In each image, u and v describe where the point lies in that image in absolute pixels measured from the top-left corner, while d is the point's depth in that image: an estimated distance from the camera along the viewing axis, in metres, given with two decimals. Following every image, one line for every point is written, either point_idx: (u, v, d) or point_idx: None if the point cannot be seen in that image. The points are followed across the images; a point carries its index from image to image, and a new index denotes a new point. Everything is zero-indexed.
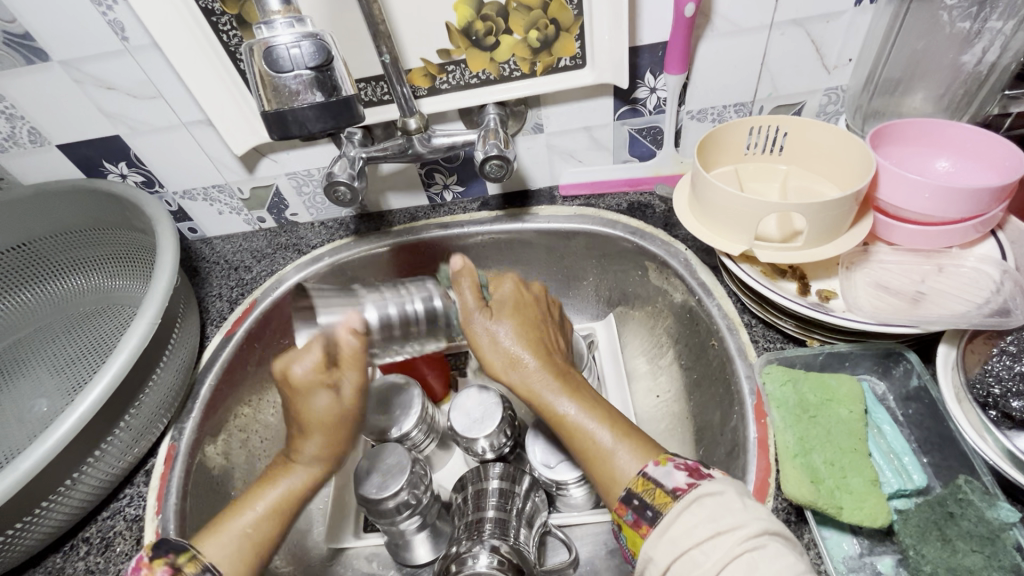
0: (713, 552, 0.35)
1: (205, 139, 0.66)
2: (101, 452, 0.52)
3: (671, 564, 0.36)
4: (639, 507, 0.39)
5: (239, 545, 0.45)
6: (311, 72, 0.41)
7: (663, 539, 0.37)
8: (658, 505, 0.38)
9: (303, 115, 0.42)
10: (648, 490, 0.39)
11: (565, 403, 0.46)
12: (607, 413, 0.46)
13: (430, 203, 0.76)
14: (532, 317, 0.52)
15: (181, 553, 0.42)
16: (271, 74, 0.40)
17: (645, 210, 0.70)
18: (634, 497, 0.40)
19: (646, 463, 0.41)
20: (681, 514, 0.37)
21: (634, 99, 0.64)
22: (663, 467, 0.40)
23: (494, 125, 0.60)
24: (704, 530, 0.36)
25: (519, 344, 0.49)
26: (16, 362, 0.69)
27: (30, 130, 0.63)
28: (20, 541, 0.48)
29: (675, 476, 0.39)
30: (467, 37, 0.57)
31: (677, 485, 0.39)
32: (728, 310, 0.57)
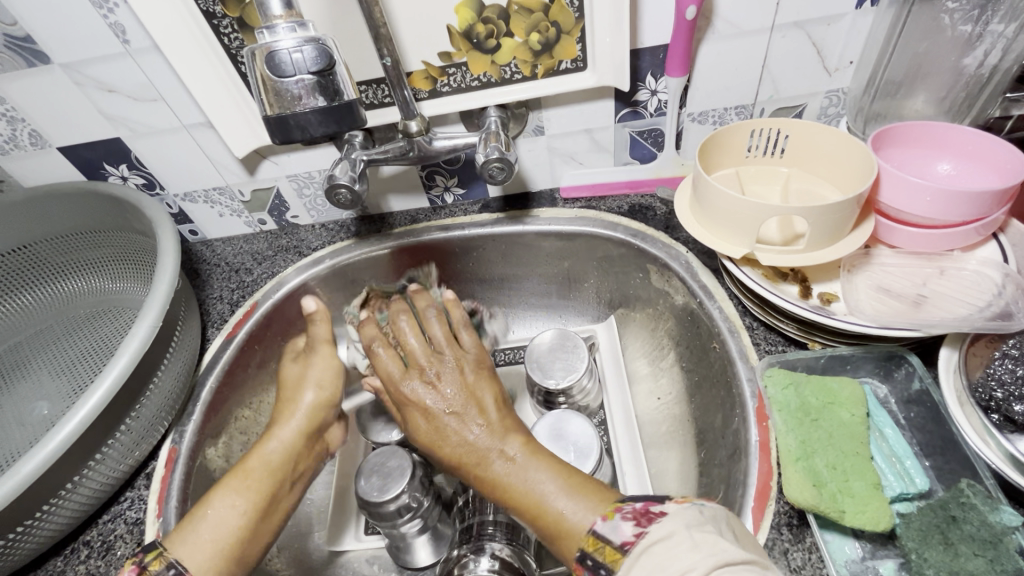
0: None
1: (205, 142, 0.66)
2: (101, 456, 0.51)
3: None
4: (592, 567, 0.36)
5: (210, 543, 0.46)
6: (313, 76, 0.41)
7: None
8: (609, 563, 0.36)
9: (306, 119, 0.42)
10: (598, 548, 0.37)
11: (505, 469, 0.45)
12: (552, 463, 0.45)
13: (431, 205, 0.76)
14: (466, 375, 0.52)
15: (148, 552, 0.43)
16: (273, 78, 0.40)
17: (646, 212, 0.70)
18: (587, 557, 0.37)
19: (593, 518, 0.39)
20: (631, 569, 0.34)
21: (636, 102, 0.64)
22: (611, 521, 0.38)
23: (495, 128, 0.60)
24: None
25: (439, 401, 0.50)
26: (17, 365, 0.69)
27: (31, 133, 0.63)
28: (21, 545, 0.48)
29: (623, 529, 0.37)
30: (468, 40, 0.57)
31: (625, 538, 0.36)
32: (730, 313, 0.57)
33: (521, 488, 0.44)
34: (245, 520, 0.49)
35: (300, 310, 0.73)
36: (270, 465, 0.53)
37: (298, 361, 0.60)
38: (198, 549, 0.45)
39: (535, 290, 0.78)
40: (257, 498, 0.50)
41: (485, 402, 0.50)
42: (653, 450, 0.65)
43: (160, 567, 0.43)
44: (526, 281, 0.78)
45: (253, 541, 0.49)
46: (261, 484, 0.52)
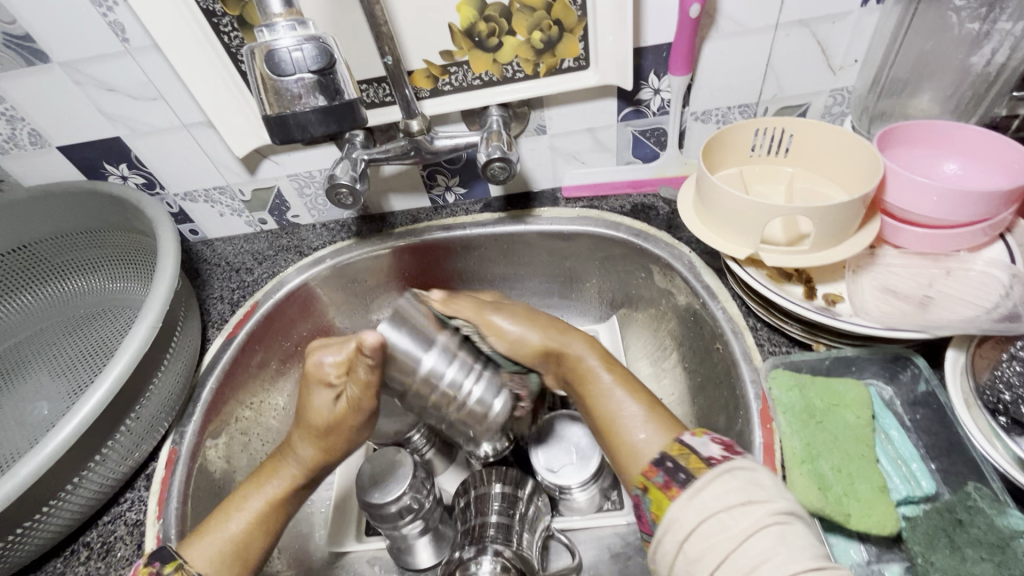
0: (742, 518, 0.34)
1: (205, 141, 0.65)
2: (101, 457, 0.51)
3: (698, 525, 0.34)
4: (671, 469, 0.39)
5: (220, 551, 0.46)
6: (313, 75, 0.40)
7: (691, 502, 0.36)
8: (692, 469, 0.38)
9: (306, 118, 0.41)
10: (683, 455, 0.39)
11: (604, 377, 0.49)
12: (640, 394, 0.47)
13: (432, 205, 0.76)
14: (529, 310, 0.56)
15: (166, 564, 0.44)
16: (272, 77, 0.40)
17: (648, 211, 0.70)
18: (668, 460, 0.39)
19: (681, 434, 0.42)
20: (716, 480, 0.36)
21: (638, 100, 0.64)
22: (699, 438, 0.40)
23: (497, 127, 0.60)
24: (734, 495, 0.35)
25: (531, 331, 0.53)
26: (17, 365, 0.68)
27: (30, 132, 0.63)
28: (20, 546, 0.48)
29: (710, 447, 0.39)
30: (470, 38, 0.57)
31: (713, 454, 0.38)
32: (733, 314, 0.57)
33: (614, 403, 0.47)
34: (257, 543, 0.47)
35: (300, 309, 0.73)
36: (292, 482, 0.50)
37: (330, 391, 0.48)
38: (209, 560, 0.45)
39: (537, 290, 0.78)
40: (270, 523, 0.49)
41: (550, 320, 0.55)
42: None
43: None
44: (528, 281, 0.77)
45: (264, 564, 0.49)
46: (273, 511, 0.49)
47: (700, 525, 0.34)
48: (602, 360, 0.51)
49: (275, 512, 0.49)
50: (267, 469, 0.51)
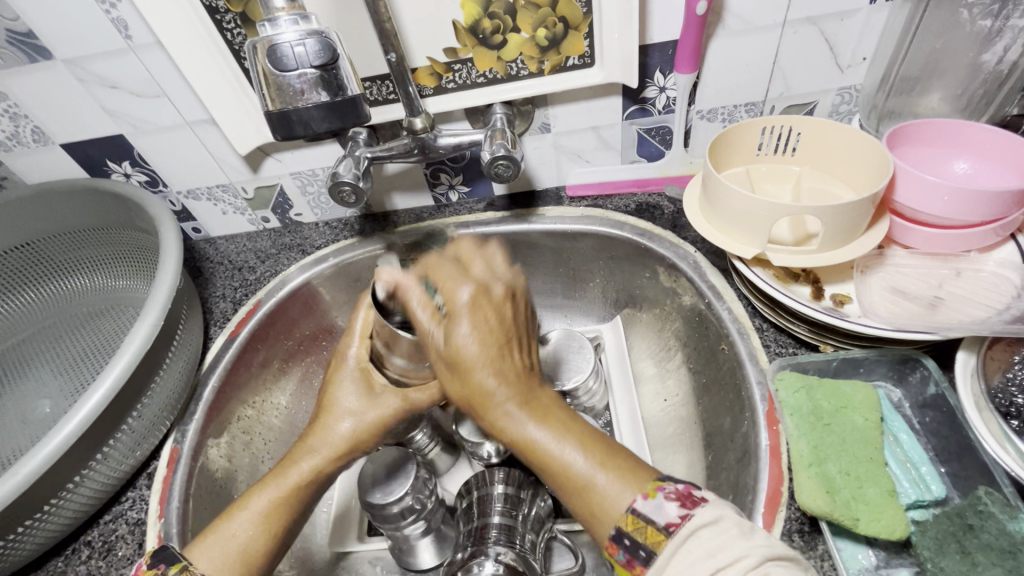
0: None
1: (209, 139, 0.65)
2: (104, 455, 0.51)
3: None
4: (631, 546, 0.36)
5: (228, 560, 0.45)
6: (316, 71, 0.40)
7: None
8: (651, 544, 0.35)
9: (308, 115, 0.41)
10: (638, 528, 0.36)
11: (536, 430, 0.41)
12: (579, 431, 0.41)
13: (435, 203, 0.75)
14: (489, 331, 0.43)
15: (171, 564, 0.42)
16: (275, 72, 0.40)
17: (653, 210, 0.69)
18: (624, 536, 0.36)
19: (632, 495, 0.37)
20: (673, 556, 0.34)
21: (643, 99, 0.63)
22: (653, 500, 0.36)
23: (501, 125, 0.60)
24: (715, 560, 0.33)
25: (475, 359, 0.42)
26: (19, 362, 0.68)
27: (34, 129, 0.63)
28: (21, 545, 0.48)
29: (665, 509, 0.35)
30: (474, 35, 0.56)
31: (670, 520, 0.35)
32: (739, 314, 0.56)
33: (559, 437, 0.40)
34: (265, 545, 0.47)
35: (302, 309, 0.73)
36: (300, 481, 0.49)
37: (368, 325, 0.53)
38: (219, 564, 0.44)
39: (540, 289, 0.77)
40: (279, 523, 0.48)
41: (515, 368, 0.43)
42: (660, 451, 0.64)
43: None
44: (531, 280, 0.77)
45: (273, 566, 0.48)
46: (284, 507, 0.48)
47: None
48: (552, 419, 0.42)
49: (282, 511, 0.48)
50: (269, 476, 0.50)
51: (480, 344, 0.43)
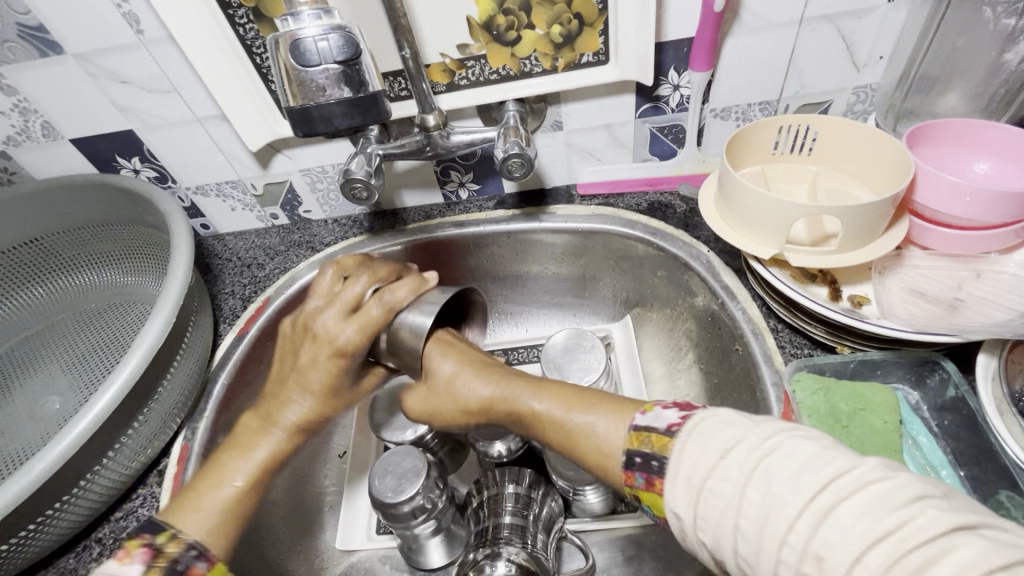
0: (729, 473, 0.31)
1: (219, 135, 0.65)
2: (116, 452, 0.51)
3: (700, 499, 0.32)
4: (644, 465, 0.35)
5: (218, 520, 0.45)
6: (339, 66, 0.40)
7: (678, 483, 0.33)
8: (660, 450, 0.35)
9: (330, 110, 0.41)
10: (644, 442, 0.36)
11: (581, 418, 0.40)
12: (557, 388, 0.44)
13: (445, 201, 0.75)
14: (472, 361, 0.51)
15: (158, 534, 0.41)
16: (297, 67, 0.39)
17: (666, 210, 0.69)
18: (635, 457, 0.36)
19: (631, 417, 0.38)
20: (684, 450, 0.34)
21: (657, 97, 0.63)
22: (652, 411, 0.37)
23: (514, 122, 0.59)
24: (713, 449, 0.32)
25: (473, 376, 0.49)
26: (29, 358, 0.68)
27: (43, 124, 0.63)
28: (34, 542, 0.47)
29: (665, 415, 0.36)
30: (488, 32, 0.56)
31: (671, 422, 0.36)
32: (754, 315, 0.56)
33: (563, 416, 0.41)
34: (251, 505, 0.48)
35: None
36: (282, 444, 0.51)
37: (340, 315, 0.51)
38: (207, 530, 0.44)
39: (549, 288, 0.77)
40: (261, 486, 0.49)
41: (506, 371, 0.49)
42: None
43: (179, 549, 0.41)
44: (540, 279, 0.77)
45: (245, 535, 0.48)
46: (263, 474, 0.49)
47: (700, 507, 0.32)
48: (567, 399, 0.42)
49: (261, 475, 0.49)
50: (236, 444, 0.50)
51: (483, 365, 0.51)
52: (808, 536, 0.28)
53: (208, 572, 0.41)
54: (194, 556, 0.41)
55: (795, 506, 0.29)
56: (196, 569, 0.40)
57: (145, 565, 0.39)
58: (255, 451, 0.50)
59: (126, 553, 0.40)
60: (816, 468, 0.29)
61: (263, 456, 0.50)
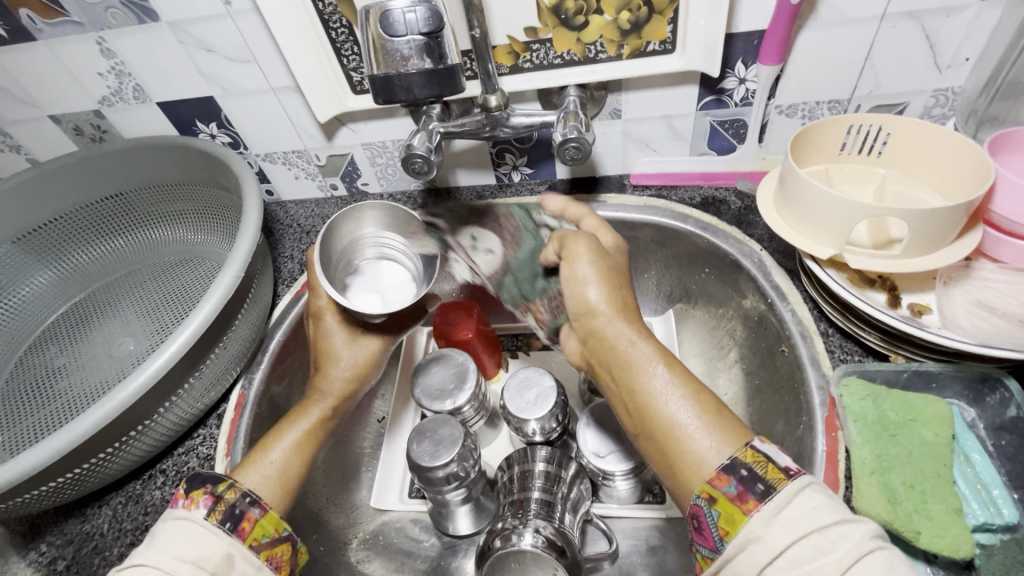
0: (842, 542, 0.31)
1: (291, 105, 0.68)
2: (183, 392, 0.55)
3: (788, 548, 0.32)
4: (747, 478, 0.36)
5: (269, 477, 0.49)
6: (423, 37, 0.41)
7: (777, 519, 0.33)
8: (771, 479, 0.35)
9: (411, 80, 0.42)
10: (758, 463, 0.36)
11: (678, 411, 0.40)
12: (679, 372, 0.42)
13: (498, 182, 0.76)
14: (625, 293, 0.48)
15: (219, 484, 0.44)
16: (385, 37, 0.42)
17: (719, 205, 0.68)
18: (741, 468, 0.36)
19: (747, 438, 0.38)
20: (795, 494, 0.34)
21: (721, 90, 0.62)
22: (770, 444, 0.37)
23: (574, 107, 0.60)
24: (828, 513, 0.33)
25: (599, 289, 0.47)
26: (108, 302, 0.74)
27: (135, 87, 0.68)
28: (108, 465, 0.52)
29: (784, 456, 0.36)
30: (556, 16, 0.56)
31: (790, 466, 0.36)
32: (804, 317, 0.55)
33: (665, 410, 0.41)
34: (299, 468, 0.51)
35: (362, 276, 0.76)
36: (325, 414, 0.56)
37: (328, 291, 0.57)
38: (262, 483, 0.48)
39: None
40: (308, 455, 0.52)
41: (628, 295, 0.48)
42: None
43: (236, 496, 0.44)
44: None
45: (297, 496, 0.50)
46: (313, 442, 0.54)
47: (790, 547, 0.32)
48: (661, 353, 0.43)
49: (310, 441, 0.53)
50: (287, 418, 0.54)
51: (619, 286, 0.48)
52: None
53: (262, 517, 0.44)
54: (249, 503, 0.44)
55: None
56: (251, 513, 0.44)
57: (207, 509, 0.42)
58: (302, 421, 0.54)
59: (192, 500, 0.42)
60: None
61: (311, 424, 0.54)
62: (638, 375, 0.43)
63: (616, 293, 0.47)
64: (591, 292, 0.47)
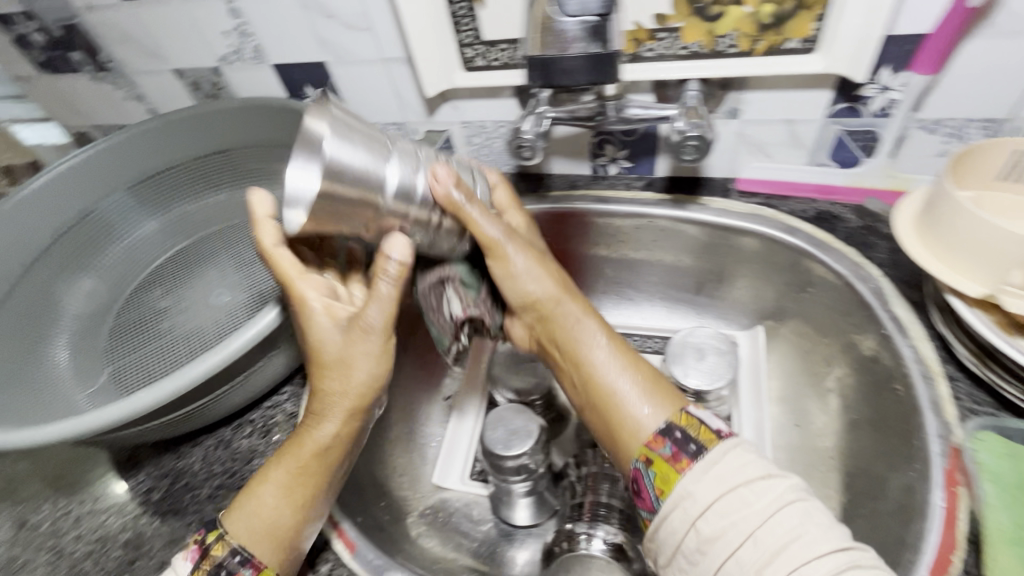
0: (763, 496, 0.38)
1: (398, 77, 0.68)
2: (278, 350, 0.57)
3: (714, 502, 0.38)
4: (680, 440, 0.41)
5: (259, 528, 0.45)
6: (596, 19, 0.44)
7: (709, 474, 0.39)
8: (702, 440, 0.41)
9: (577, 61, 0.45)
10: (691, 425, 0.42)
11: (621, 381, 0.45)
12: (617, 342, 0.48)
13: (592, 173, 0.74)
14: (549, 265, 0.51)
15: (211, 533, 0.46)
16: (560, 17, 0.44)
17: (835, 221, 0.63)
18: (675, 430, 0.42)
19: (683, 404, 0.44)
20: (724, 453, 0.40)
21: (858, 97, 0.56)
22: (703, 410, 0.43)
23: (694, 104, 0.57)
24: (754, 470, 0.39)
25: (536, 280, 0.49)
26: (206, 252, 0.77)
27: (254, 47, 0.70)
28: (205, 410, 0.55)
29: (715, 419, 0.43)
30: (690, 4, 0.53)
31: (721, 428, 0.42)
32: (926, 355, 0.50)
33: (608, 384, 0.45)
34: (292, 518, 0.46)
35: None
36: (317, 452, 0.46)
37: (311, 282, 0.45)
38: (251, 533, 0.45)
39: (679, 282, 0.75)
40: (303, 495, 0.46)
41: (557, 270, 0.52)
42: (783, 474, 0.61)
43: (223, 553, 0.44)
44: (672, 271, 0.74)
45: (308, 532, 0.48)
46: (308, 480, 0.47)
47: (716, 501, 0.38)
48: (600, 327, 0.49)
49: (308, 483, 0.46)
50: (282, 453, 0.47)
51: (541, 260, 0.51)
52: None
53: None
54: (238, 562, 0.44)
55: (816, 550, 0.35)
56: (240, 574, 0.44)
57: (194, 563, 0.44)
58: (301, 457, 0.46)
59: (188, 550, 0.45)
60: (833, 535, 0.36)
61: (304, 462, 0.46)
62: (581, 349, 0.48)
63: (548, 275, 0.50)
64: (528, 284, 0.49)
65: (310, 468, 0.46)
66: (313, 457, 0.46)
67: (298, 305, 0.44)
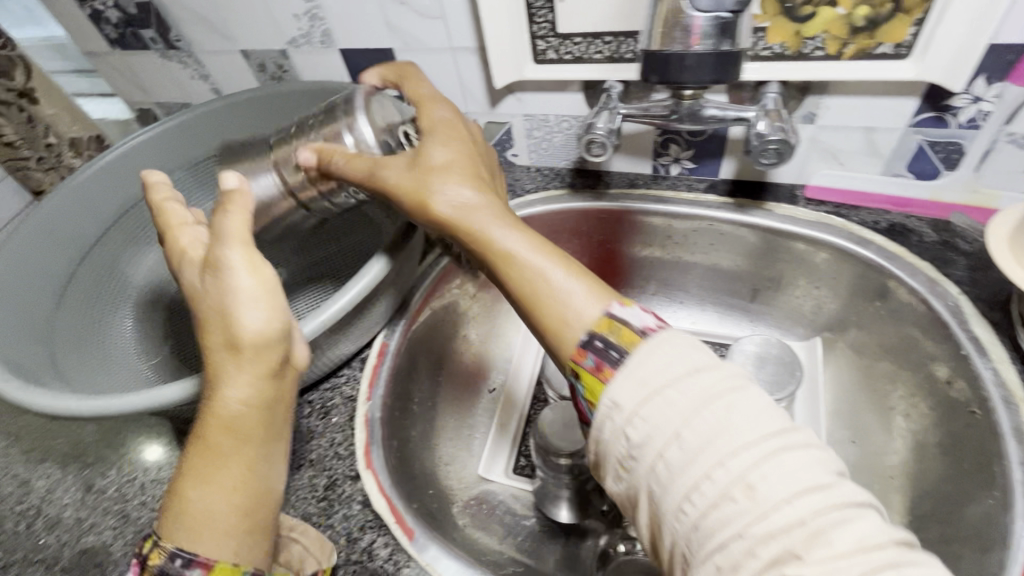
0: (690, 389, 0.32)
1: (465, 66, 0.68)
2: (342, 334, 0.57)
3: (640, 406, 0.33)
4: (602, 348, 0.36)
5: (200, 523, 0.37)
6: (730, 15, 0.43)
7: (629, 378, 0.34)
8: (624, 343, 0.35)
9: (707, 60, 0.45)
10: (612, 330, 0.36)
11: (554, 282, 0.39)
12: (540, 244, 0.42)
13: (652, 172, 0.73)
14: (466, 170, 0.45)
15: (144, 549, 0.38)
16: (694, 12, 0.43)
17: (909, 235, 0.61)
18: (596, 339, 0.36)
19: (609, 303, 0.38)
20: (650, 353, 0.34)
21: (946, 107, 0.54)
22: (629, 307, 0.37)
23: (774, 105, 0.54)
24: (680, 363, 0.33)
25: (462, 189, 0.44)
26: None
27: (324, 32, 0.70)
28: None
29: (642, 316, 0.36)
30: (780, 3, 0.52)
31: (646, 324, 0.36)
32: (1008, 380, 0.49)
33: (538, 293, 0.39)
34: (233, 504, 0.38)
35: None
36: (228, 426, 0.38)
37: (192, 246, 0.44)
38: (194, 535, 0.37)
39: (736, 288, 0.73)
40: (238, 472, 0.39)
41: (480, 175, 0.46)
42: None
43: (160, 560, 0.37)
44: (728, 277, 0.73)
45: (260, 518, 0.40)
46: (236, 456, 0.39)
47: (642, 406, 0.32)
48: (519, 232, 0.42)
49: (237, 459, 0.39)
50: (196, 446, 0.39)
51: (455, 164, 0.45)
52: (750, 466, 0.29)
53: None
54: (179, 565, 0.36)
55: (748, 439, 0.30)
56: None
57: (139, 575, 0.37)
58: (216, 439, 0.38)
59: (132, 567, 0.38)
60: (763, 422, 0.30)
61: (222, 441, 0.38)
62: (502, 263, 0.41)
63: (460, 180, 0.44)
64: (443, 192, 0.44)
65: (225, 447, 0.38)
66: (224, 430, 0.38)
67: (165, 237, 0.45)
